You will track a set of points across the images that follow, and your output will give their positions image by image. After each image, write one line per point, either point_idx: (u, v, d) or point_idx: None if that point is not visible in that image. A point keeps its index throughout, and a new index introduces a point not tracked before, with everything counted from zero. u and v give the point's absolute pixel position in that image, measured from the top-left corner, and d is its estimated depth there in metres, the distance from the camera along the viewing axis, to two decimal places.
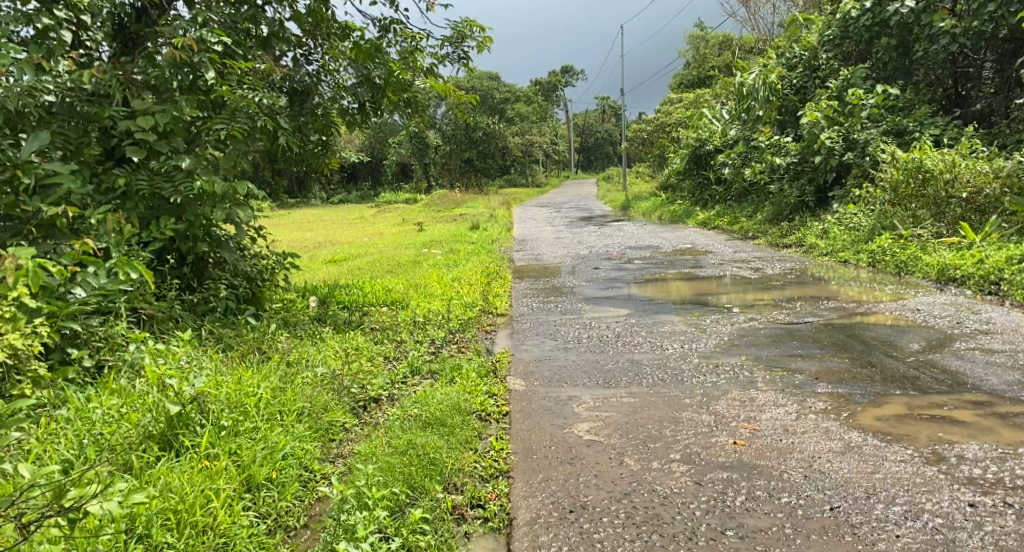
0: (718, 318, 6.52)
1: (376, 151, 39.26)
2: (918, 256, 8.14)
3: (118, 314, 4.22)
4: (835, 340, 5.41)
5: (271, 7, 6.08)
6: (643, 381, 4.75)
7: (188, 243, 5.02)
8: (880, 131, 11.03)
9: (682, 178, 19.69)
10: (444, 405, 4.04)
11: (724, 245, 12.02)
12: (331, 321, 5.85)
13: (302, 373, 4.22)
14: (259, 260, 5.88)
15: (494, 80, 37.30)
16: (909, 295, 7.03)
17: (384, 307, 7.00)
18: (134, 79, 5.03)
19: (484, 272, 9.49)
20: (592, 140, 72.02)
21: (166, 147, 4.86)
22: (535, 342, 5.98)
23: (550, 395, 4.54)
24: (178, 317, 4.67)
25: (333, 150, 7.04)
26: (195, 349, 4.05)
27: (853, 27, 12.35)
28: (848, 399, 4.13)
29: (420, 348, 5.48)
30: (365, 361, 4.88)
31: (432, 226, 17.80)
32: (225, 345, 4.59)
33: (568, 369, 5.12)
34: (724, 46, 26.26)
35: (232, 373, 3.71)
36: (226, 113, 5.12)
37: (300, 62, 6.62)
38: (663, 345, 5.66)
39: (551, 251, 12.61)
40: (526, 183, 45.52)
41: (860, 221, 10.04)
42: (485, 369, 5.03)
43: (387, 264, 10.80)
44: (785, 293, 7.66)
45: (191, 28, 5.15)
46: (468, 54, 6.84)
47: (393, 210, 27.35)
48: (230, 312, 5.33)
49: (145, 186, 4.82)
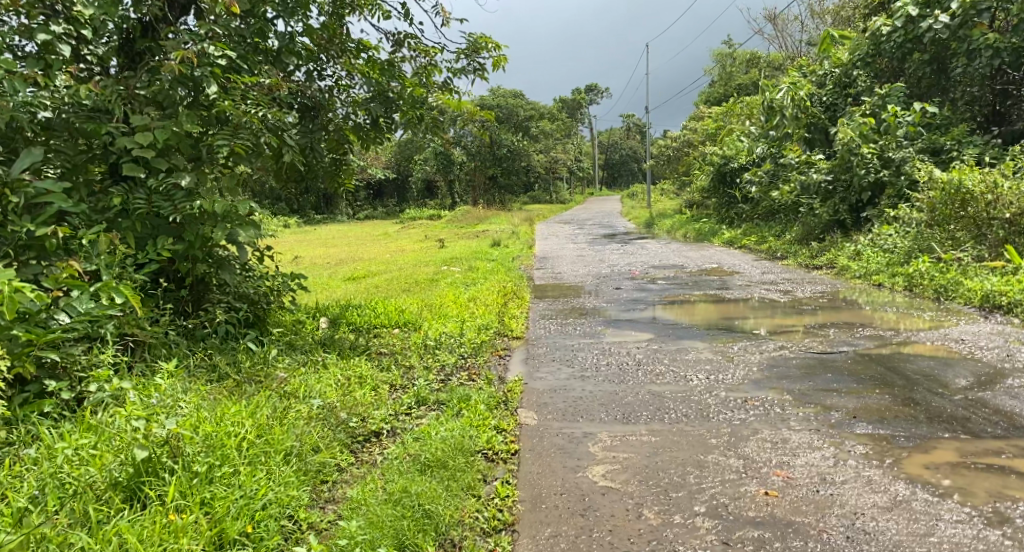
0: (746, 346, 6.16)
1: (402, 167, 39.39)
2: (959, 280, 7.71)
3: (106, 341, 3.97)
4: (874, 373, 5.02)
5: (282, 20, 5.86)
6: (665, 417, 4.41)
7: (187, 264, 4.78)
8: (916, 149, 10.62)
9: (708, 196, 19.32)
10: (446, 443, 3.76)
11: (752, 265, 11.64)
12: (337, 346, 5.59)
13: (297, 405, 3.97)
14: (264, 281, 5.63)
15: (519, 98, 37.25)
16: (950, 322, 6.61)
17: (396, 329, 6.73)
18: (135, 95, 4.81)
19: (502, 291, 9.21)
20: (618, 157, 71.86)
21: (165, 164, 4.63)
22: (551, 368, 5.66)
23: (563, 432, 4.22)
24: (173, 343, 4.45)
25: (347, 168, 6.78)
26: (182, 381, 3.82)
27: (885, 43, 12.00)
28: (891, 442, 3.75)
29: (429, 375, 5.19)
30: (367, 390, 4.62)
31: (454, 243, 17.66)
32: (220, 375, 4.36)
33: (584, 401, 4.79)
34: (751, 64, 25.92)
35: (216, 408, 3.47)
36: (229, 128, 4.87)
37: (313, 77, 6.39)
38: (688, 375, 5.31)
39: (573, 270, 12.29)
40: (550, 199, 45.40)
41: (895, 243, 9.61)
42: (495, 399, 4.72)
43: (405, 282, 10.58)
44: (817, 319, 7.27)
45: (194, 41, 4.91)
46: (483, 67, 6.59)
47: (416, 225, 27.29)
48: (231, 336, 5.03)
49: (142, 205, 4.57)
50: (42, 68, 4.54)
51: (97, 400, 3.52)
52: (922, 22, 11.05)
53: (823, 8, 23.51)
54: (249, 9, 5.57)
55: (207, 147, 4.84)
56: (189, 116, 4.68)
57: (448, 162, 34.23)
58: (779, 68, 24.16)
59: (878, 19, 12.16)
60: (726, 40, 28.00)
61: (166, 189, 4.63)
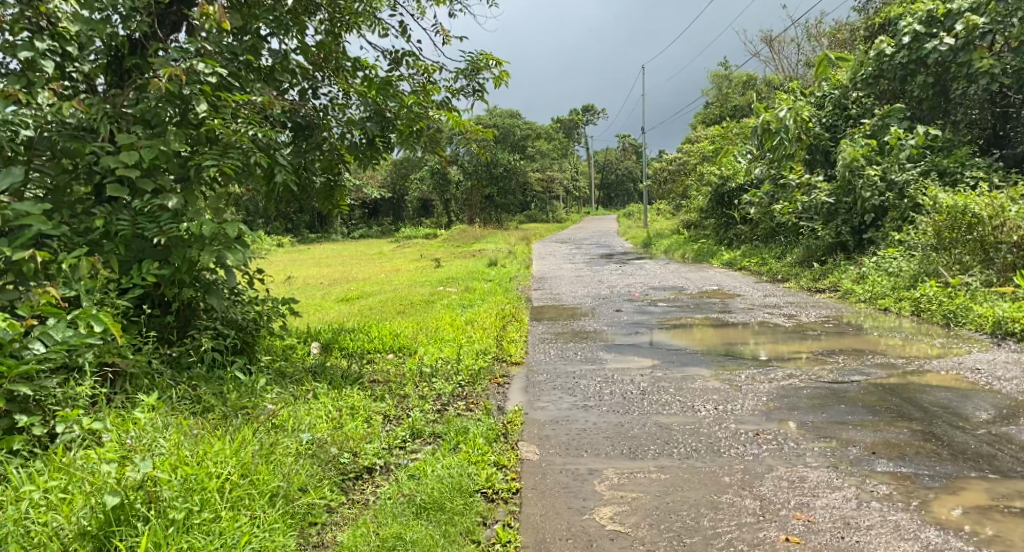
0: (754, 373, 5.94)
1: (398, 186, 39.24)
2: (968, 306, 7.55)
3: (84, 372, 3.76)
4: (890, 405, 4.82)
5: (276, 37, 5.68)
6: (673, 452, 4.20)
7: (174, 288, 4.56)
8: (919, 171, 10.51)
9: (706, 217, 19.17)
10: (443, 483, 3.55)
11: (754, 287, 11.44)
12: (329, 374, 5.38)
13: (285, 440, 3.76)
14: (253, 305, 5.41)
15: (515, 118, 37.26)
16: (963, 350, 6.43)
17: (391, 354, 6.51)
18: (121, 113, 4.64)
19: (500, 314, 8.99)
20: (614, 177, 71.92)
21: (151, 185, 4.43)
22: (552, 397, 5.43)
23: (567, 468, 4.01)
24: (156, 372, 4.23)
25: (342, 189, 6.58)
26: (163, 416, 3.59)
27: (886, 64, 11.93)
28: (915, 481, 3.58)
29: (425, 405, 4.97)
30: (360, 423, 4.40)
31: (451, 263, 17.43)
32: (206, 407, 4.15)
33: (588, 433, 4.57)
34: (747, 86, 25.94)
35: (197, 446, 3.23)
36: (218, 147, 4.67)
37: (307, 95, 6.19)
38: (695, 405, 5.08)
39: (571, 291, 12.08)
40: (547, 219, 45.29)
41: (901, 266, 9.46)
42: (494, 432, 4.50)
43: (400, 304, 10.34)
44: (824, 345, 7.07)
45: (183, 58, 4.73)
46: (482, 87, 6.44)
47: (412, 244, 27.07)
48: (218, 364, 4.81)
49: (126, 227, 4.37)
50: (24, 86, 4.35)
51: (69, 439, 3.29)
52: (925, 43, 11.00)
53: (819, 31, 23.56)
54: (241, 27, 5.41)
55: (195, 167, 4.63)
56: (178, 134, 4.49)
57: (444, 181, 34.07)
58: (776, 89, 24.12)
59: (880, 40, 12.08)
60: (722, 61, 28.05)
61: (152, 210, 4.43)
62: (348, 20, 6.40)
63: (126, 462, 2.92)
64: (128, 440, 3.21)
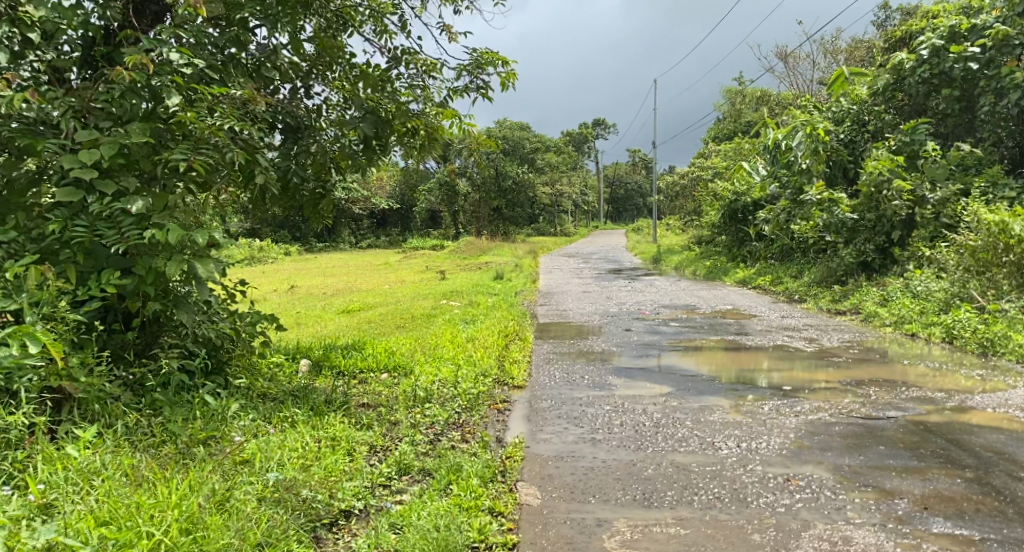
0: (778, 406, 5.42)
1: (406, 197, 38.95)
2: (1007, 334, 7.06)
3: (20, 398, 3.30)
4: (933, 447, 4.33)
5: (263, 30, 5.21)
6: (693, 500, 3.70)
7: (138, 302, 4.00)
8: (949, 191, 10.03)
9: (717, 233, 18.66)
10: (426, 539, 3.11)
11: (770, 308, 10.93)
12: (312, 397, 4.85)
13: (246, 483, 3.29)
14: (231, 321, 4.87)
15: (525, 130, 36.91)
16: (1005, 384, 5.94)
17: (384, 374, 6.00)
18: (90, 108, 4.09)
19: (503, 331, 8.49)
20: (623, 192, 71.68)
21: (112, 186, 3.85)
22: (556, 428, 4.91)
23: (571, 519, 3.53)
24: (112, 396, 3.73)
25: (331, 198, 5.97)
26: (104, 453, 3.16)
27: (908, 79, 11.48)
28: (980, 548, 3.13)
29: (416, 436, 4.47)
30: (341, 457, 3.91)
31: (456, 275, 16.95)
32: (163, 438, 3.69)
33: (595, 474, 4.05)
34: (761, 101, 25.50)
35: (132, 497, 2.82)
36: (189, 142, 4.08)
37: (299, 96, 5.71)
38: (716, 443, 4.55)
39: (579, 307, 11.60)
40: (555, 233, 44.91)
41: (930, 289, 8.97)
42: (491, 470, 4.00)
43: (399, 317, 9.85)
44: (849, 373, 6.56)
45: (155, 47, 4.18)
46: (487, 85, 5.98)
47: (419, 255, 26.68)
48: (185, 388, 4.30)
49: (82, 233, 3.79)
50: None
51: None
52: (948, 56, 10.66)
53: (835, 48, 23.18)
54: (225, 17, 4.96)
55: (163, 163, 4.03)
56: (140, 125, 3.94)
57: (452, 193, 33.74)
58: (790, 106, 23.74)
59: (899, 53, 11.66)
60: (736, 76, 27.65)
61: (112, 214, 3.86)
62: (345, 18, 5.97)
63: (31, 524, 2.56)
64: (44, 490, 2.80)
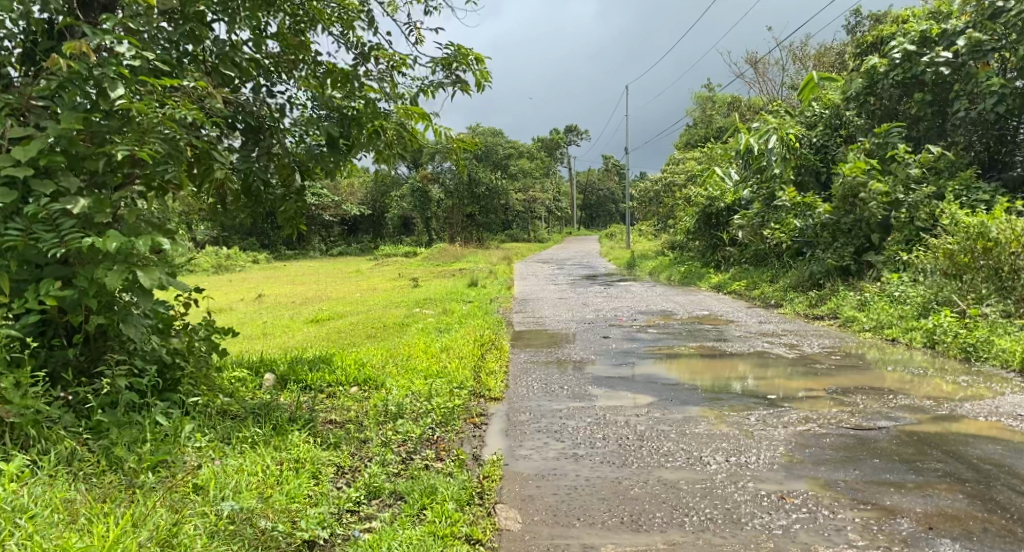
0: (765, 416, 5.22)
1: (378, 203, 38.49)
2: (990, 339, 6.97)
3: None
4: (930, 460, 4.16)
5: (221, 23, 4.91)
6: (684, 521, 3.46)
7: (80, 315, 3.66)
8: (925, 194, 9.98)
9: (690, 239, 18.56)
10: None
11: (747, 313, 10.80)
12: (275, 415, 4.52)
13: (195, 516, 3.00)
14: (186, 334, 4.54)
15: (498, 136, 36.72)
16: (991, 390, 5.82)
17: (354, 388, 5.70)
18: (31, 107, 3.80)
19: (478, 340, 8.19)
20: (596, 198, 71.83)
21: (51, 186, 3.57)
22: (536, 444, 4.65)
23: (554, 546, 3.28)
24: (50, 419, 3.42)
25: (296, 204, 5.64)
26: (33, 487, 2.90)
27: (880, 83, 11.50)
28: None
29: (386, 454, 4.18)
30: (305, 481, 3.61)
31: (428, 283, 16.63)
32: (105, 465, 3.38)
33: (580, 494, 3.80)
34: (731, 107, 25.61)
35: (58, 542, 2.55)
36: (134, 134, 3.74)
37: (262, 95, 5.40)
38: (704, 457, 4.33)
39: (555, 314, 11.38)
40: (528, 239, 44.72)
41: (908, 293, 8.90)
42: (468, 492, 3.73)
43: (370, 327, 9.52)
44: (833, 380, 6.39)
45: (101, 37, 3.85)
46: (459, 81, 5.72)
47: (392, 262, 26.26)
48: (134, 407, 3.97)
49: (15, 237, 3.45)
50: None
51: None
52: (920, 59, 10.69)
53: (804, 54, 23.36)
54: (179, 10, 4.62)
55: (106, 157, 3.69)
56: (77, 114, 3.65)
57: (425, 199, 33.44)
58: (761, 111, 23.83)
59: (871, 57, 11.64)
60: (707, 82, 27.80)
61: (50, 216, 3.54)
62: (313, 15, 5.71)
63: None
64: None
